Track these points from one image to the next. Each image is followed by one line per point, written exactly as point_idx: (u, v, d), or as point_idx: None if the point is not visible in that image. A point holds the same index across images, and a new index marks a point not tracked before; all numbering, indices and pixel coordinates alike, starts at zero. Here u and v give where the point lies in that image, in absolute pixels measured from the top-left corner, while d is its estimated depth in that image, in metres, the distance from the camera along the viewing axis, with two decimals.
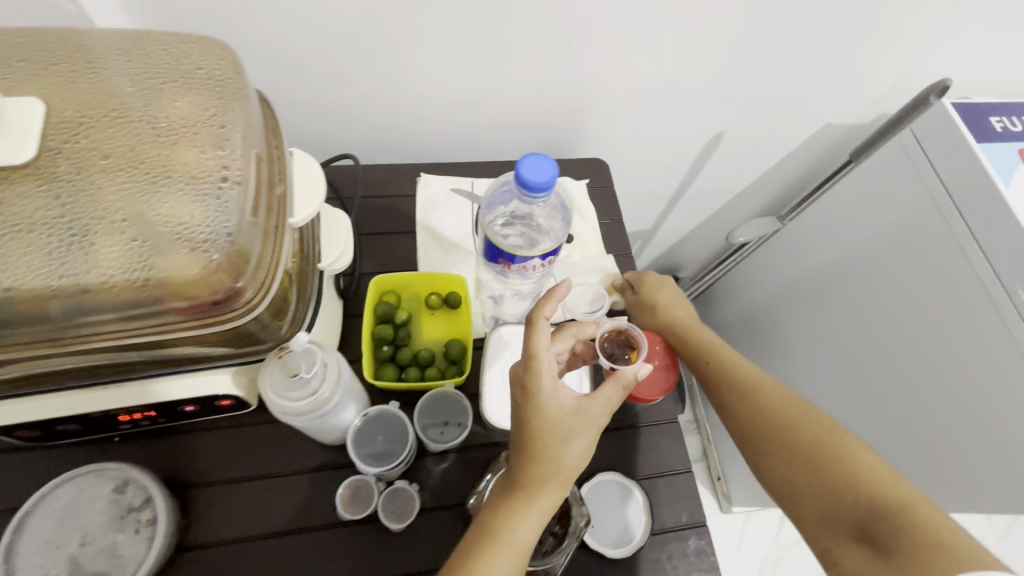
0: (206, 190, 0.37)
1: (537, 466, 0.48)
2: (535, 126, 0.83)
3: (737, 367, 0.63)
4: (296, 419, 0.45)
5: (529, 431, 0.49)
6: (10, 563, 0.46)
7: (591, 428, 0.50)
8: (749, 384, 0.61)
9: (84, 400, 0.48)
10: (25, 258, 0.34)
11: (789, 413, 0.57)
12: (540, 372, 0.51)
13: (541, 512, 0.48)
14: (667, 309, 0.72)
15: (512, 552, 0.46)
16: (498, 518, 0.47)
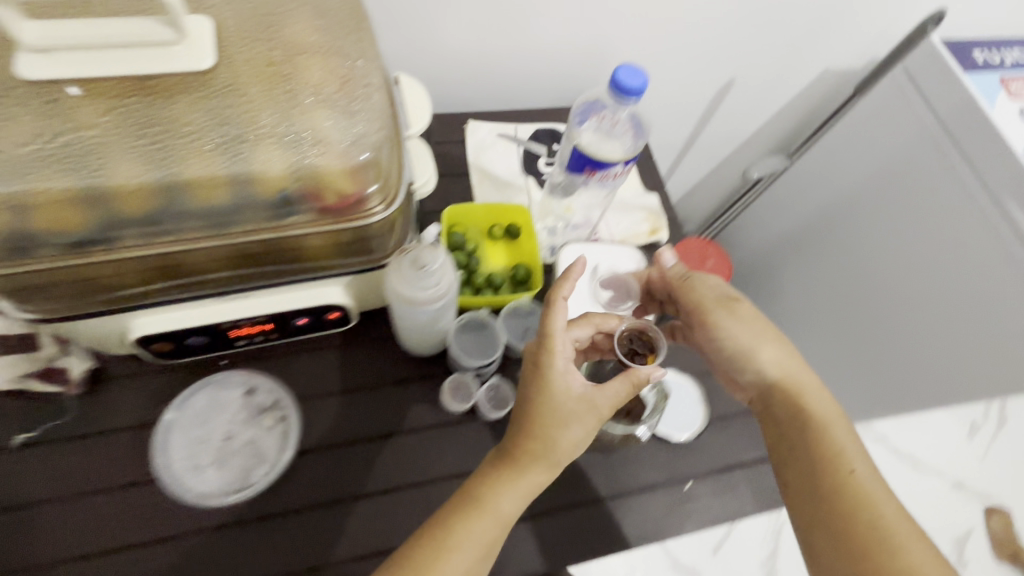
0: (349, 98, 0.42)
1: (532, 444, 0.49)
2: (564, 75, 0.89)
3: (829, 426, 0.52)
4: (415, 307, 0.51)
5: (530, 404, 0.50)
6: (168, 456, 0.56)
7: (590, 418, 0.50)
8: (841, 461, 0.50)
9: (214, 312, 0.53)
10: (202, 157, 0.39)
11: (884, 520, 0.47)
12: (555, 354, 0.51)
13: (527, 490, 0.49)
14: (753, 326, 0.57)
15: (489, 522, 0.48)
16: (485, 489, 0.49)
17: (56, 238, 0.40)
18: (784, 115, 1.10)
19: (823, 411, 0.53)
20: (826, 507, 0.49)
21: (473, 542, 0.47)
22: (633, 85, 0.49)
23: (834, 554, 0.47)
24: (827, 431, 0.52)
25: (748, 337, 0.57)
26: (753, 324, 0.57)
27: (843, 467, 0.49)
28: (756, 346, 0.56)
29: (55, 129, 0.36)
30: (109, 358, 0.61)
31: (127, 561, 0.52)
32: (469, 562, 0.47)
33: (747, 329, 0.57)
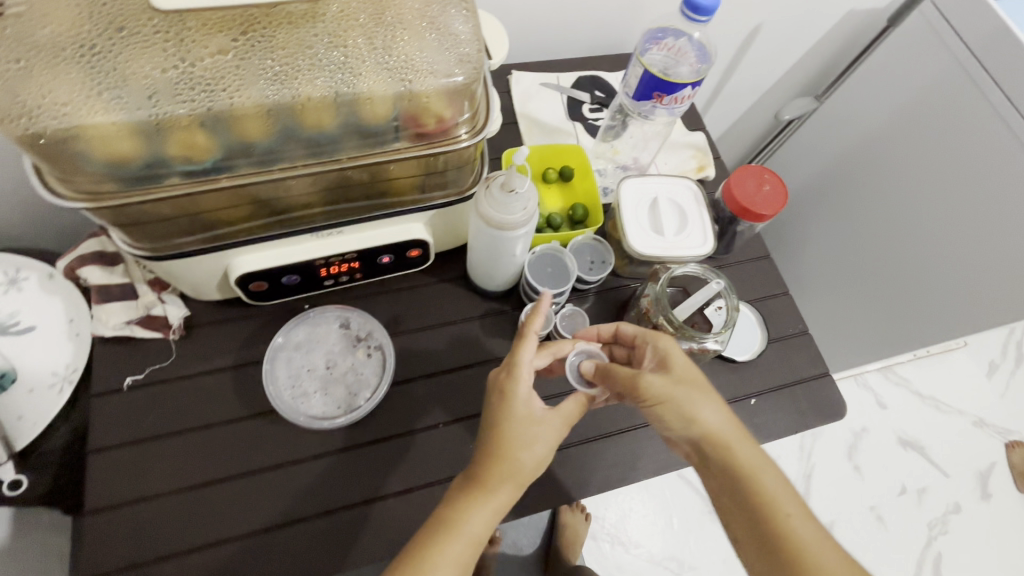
0: (438, 27, 0.44)
1: (497, 464, 0.48)
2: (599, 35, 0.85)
3: (757, 474, 0.45)
4: (495, 223, 0.54)
5: (497, 426, 0.49)
6: (275, 384, 0.59)
7: (552, 433, 0.50)
8: (775, 509, 0.43)
9: (307, 249, 0.56)
10: (320, 80, 0.41)
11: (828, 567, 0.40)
12: (519, 381, 0.51)
13: (498, 507, 0.47)
14: (686, 380, 0.50)
15: (463, 543, 0.45)
16: (458, 507, 0.46)
17: (182, 166, 0.42)
18: (811, 57, 1.10)
19: (758, 467, 0.45)
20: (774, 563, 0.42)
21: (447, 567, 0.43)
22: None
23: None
24: (756, 480, 0.45)
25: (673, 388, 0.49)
26: (685, 378, 0.50)
27: (779, 514, 0.43)
28: (683, 398, 0.49)
29: (188, 54, 0.39)
30: (199, 306, 0.63)
31: (245, 485, 0.56)
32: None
33: (675, 385, 0.50)
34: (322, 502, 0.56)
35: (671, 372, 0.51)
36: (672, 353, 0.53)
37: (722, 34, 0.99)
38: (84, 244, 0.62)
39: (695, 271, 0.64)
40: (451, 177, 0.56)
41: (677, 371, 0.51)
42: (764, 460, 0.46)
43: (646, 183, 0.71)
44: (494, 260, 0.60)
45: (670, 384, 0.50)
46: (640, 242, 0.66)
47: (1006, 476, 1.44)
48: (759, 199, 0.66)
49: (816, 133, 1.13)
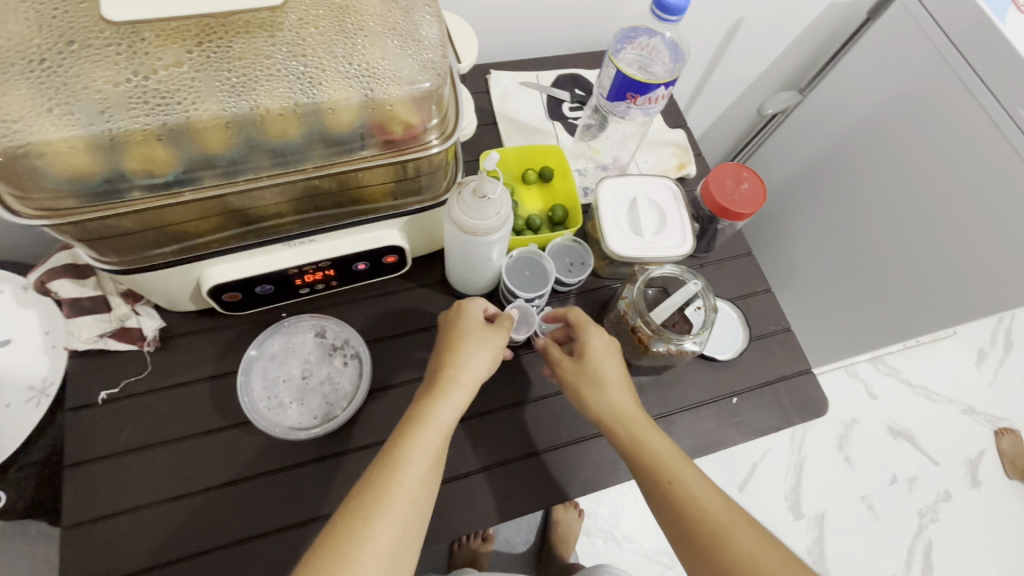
0: (400, 34, 0.43)
1: (452, 354, 0.53)
2: (579, 32, 0.84)
3: (646, 441, 0.52)
4: (464, 228, 0.53)
5: (449, 334, 0.55)
6: (250, 396, 0.59)
7: (498, 340, 0.55)
8: (662, 470, 0.50)
9: (280, 258, 0.55)
10: (279, 91, 0.40)
11: (707, 513, 0.48)
12: (470, 299, 0.58)
13: (462, 399, 0.50)
14: (592, 372, 0.56)
15: (434, 432, 0.47)
16: (424, 405, 0.49)
17: (143, 181, 0.42)
18: (794, 50, 1.09)
19: (647, 436, 0.52)
20: (665, 511, 0.50)
21: (424, 454, 0.46)
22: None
23: (689, 559, 0.48)
24: (647, 446, 0.52)
25: (578, 383, 0.56)
26: (595, 369, 0.56)
27: (665, 475, 0.50)
28: (588, 391, 0.56)
29: (142, 67, 0.38)
30: (174, 317, 0.62)
31: (224, 496, 0.55)
32: (421, 473, 0.45)
33: (581, 377, 0.56)
34: (302, 511, 0.56)
35: (584, 363, 0.57)
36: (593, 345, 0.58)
37: (703, 29, 0.98)
38: (53, 257, 0.61)
39: (673, 271, 0.63)
40: (424, 182, 0.55)
41: (586, 361, 0.57)
42: (650, 426, 0.53)
43: (624, 183, 0.70)
44: (471, 265, 0.60)
45: (577, 375, 0.57)
46: (619, 245, 0.66)
47: (995, 463, 1.46)
48: (736, 198, 0.66)
49: (800, 126, 1.13)
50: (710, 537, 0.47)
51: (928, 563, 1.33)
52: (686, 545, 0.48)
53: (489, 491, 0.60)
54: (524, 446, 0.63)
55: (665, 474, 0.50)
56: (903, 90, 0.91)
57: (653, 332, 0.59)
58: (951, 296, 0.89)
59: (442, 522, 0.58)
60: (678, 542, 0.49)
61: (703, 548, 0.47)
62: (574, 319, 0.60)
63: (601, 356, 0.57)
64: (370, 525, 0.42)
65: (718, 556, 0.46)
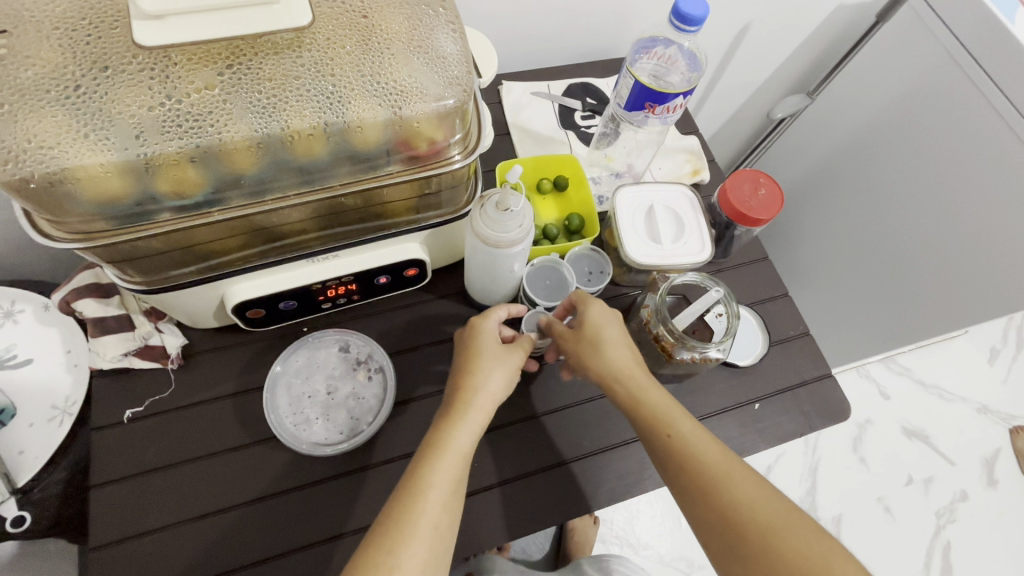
0: (425, 49, 0.43)
1: (469, 379, 0.52)
2: (591, 41, 0.85)
3: (645, 397, 0.53)
4: (484, 236, 0.53)
5: (464, 356, 0.55)
6: (276, 413, 0.58)
7: (513, 359, 0.55)
8: (659, 423, 0.51)
9: (303, 274, 0.55)
10: (308, 111, 0.41)
11: (707, 461, 0.48)
12: (484, 317, 0.57)
13: (477, 421, 0.50)
14: (588, 335, 0.56)
15: (453, 458, 0.47)
16: (441, 430, 0.49)
17: (173, 202, 0.42)
18: (802, 53, 1.10)
19: (647, 390, 0.53)
20: (664, 463, 0.50)
21: (443, 480, 0.46)
22: (699, 14, 0.52)
23: (689, 506, 0.48)
24: (644, 400, 0.53)
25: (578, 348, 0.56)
26: (595, 332, 0.56)
27: (661, 426, 0.51)
28: (589, 352, 0.56)
29: (174, 90, 0.38)
30: (196, 334, 0.63)
31: (249, 515, 0.55)
32: (442, 500, 0.45)
33: (580, 341, 0.56)
34: (328, 528, 0.56)
35: (581, 330, 0.57)
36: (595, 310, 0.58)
37: (710, 35, 0.99)
38: (77, 277, 0.61)
39: (693, 279, 0.63)
40: (445, 197, 0.55)
41: (584, 326, 0.56)
42: (651, 384, 0.54)
43: (640, 191, 0.70)
44: (491, 276, 0.60)
45: (576, 341, 0.57)
46: (637, 253, 0.66)
47: (1011, 462, 1.44)
48: (753, 203, 0.66)
49: (809, 128, 1.13)
50: (709, 483, 0.47)
51: (946, 564, 1.32)
52: (685, 491, 0.49)
53: (513, 504, 0.60)
54: (547, 457, 0.62)
55: (663, 425, 0.51)
56: (914, 90, 0.91)
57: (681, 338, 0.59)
58: (966, 298, 0.89)
59: (466, 537, 0.58)
60: (676, 491, 0.49)
61: (700, 491, 0.47)
62: (572, 298, 0.59)
63: (599, 322, 0.56)
64: (395, 555, 0.42)
65: (716, 501, 0.46)
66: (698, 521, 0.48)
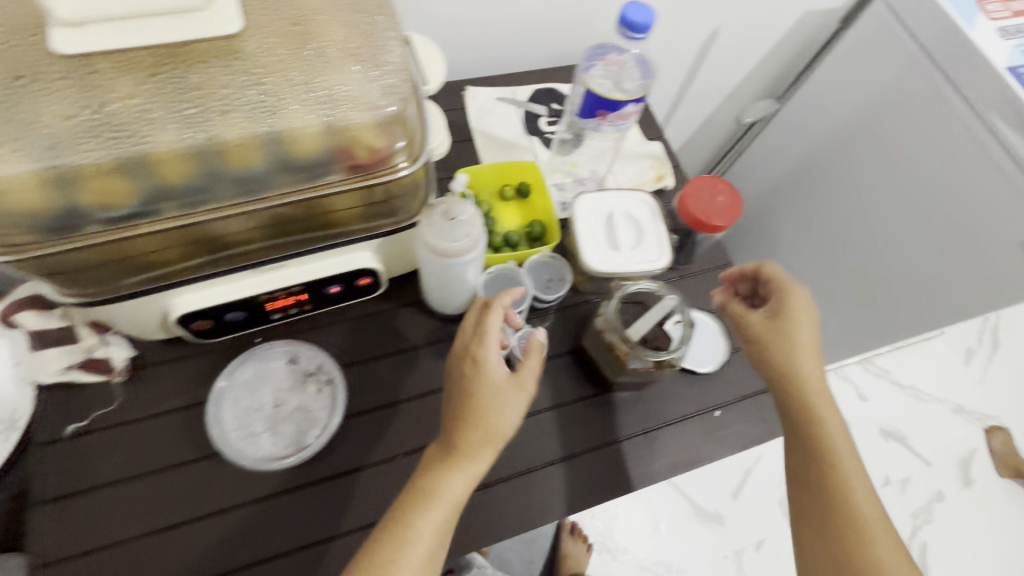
0: (362, 56, 0.43)
1: (471, 429, 0.50)
2: (557, 47, 0.85)
3: (825, 423, 0.54)
4: (432, 247, 0.53)
5: (466, 391, 0.51)
6: (220, 426, 0.58)
7: (519, 401, 0.52)
8: (831, 451, 0.53)
9: (249, 284, 0.54)
10: (237, 120, 0.40)
11: (856, 500, 0.52)
12: (491, 339, 0.52)
13: (474, 469, 0.50)
14: (786, 332, 0.57)
15: (442, 510, 0.48)
16: (434, 475, 0.49)
17: (101, 214, 0.41)
18: (772, 57, 1.11)
19: (812, 385, 0.55)
20: (815, 483, 0.53)
21: (429, 531, 0.48)
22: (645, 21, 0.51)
23: (810, 519, 0.53)
24: (822, 425, 0.54)
25: (775, 338, 0.57)
26: (791, 330, 0.57)
27: (833, 454, 0.53)
28: (800, 352, 0.56)
29: (92, 100, 0.37)
30: (144, 346, 0.61)
31: (195, 532, 0.54)
32: (426, 551, 0.47)
33: (777, 332, 0.57)
34: (277, 545, 0.54)
35: (781, 319, 0.58)
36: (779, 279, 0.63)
37: (679, 40, 0.99)
38: (15, 290, 0.58)
39: (649, 287, 0.63)
40: (396, 205, 0.55)
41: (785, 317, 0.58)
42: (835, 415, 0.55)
43: (599, 199, 0.70)
44: (445, 287, 0.59)
45: (774, 331, 0.57)
46: (596, 261, 0.66)
47: (987, 462, 1.46)
48: (711, 210, 0.65)
49: (781, 132, 1.14)
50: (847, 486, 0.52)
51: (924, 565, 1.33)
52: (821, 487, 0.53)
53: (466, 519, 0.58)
54: (500, 469, 0.60)
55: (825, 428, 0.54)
56: (880, 96, 0.92)
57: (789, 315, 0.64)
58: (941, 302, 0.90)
59: None
60: (816, 507, 0.52)
61: (829, 491, 0.52)
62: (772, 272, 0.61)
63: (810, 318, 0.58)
64: None
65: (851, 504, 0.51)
66: (820, 519, 0.52)
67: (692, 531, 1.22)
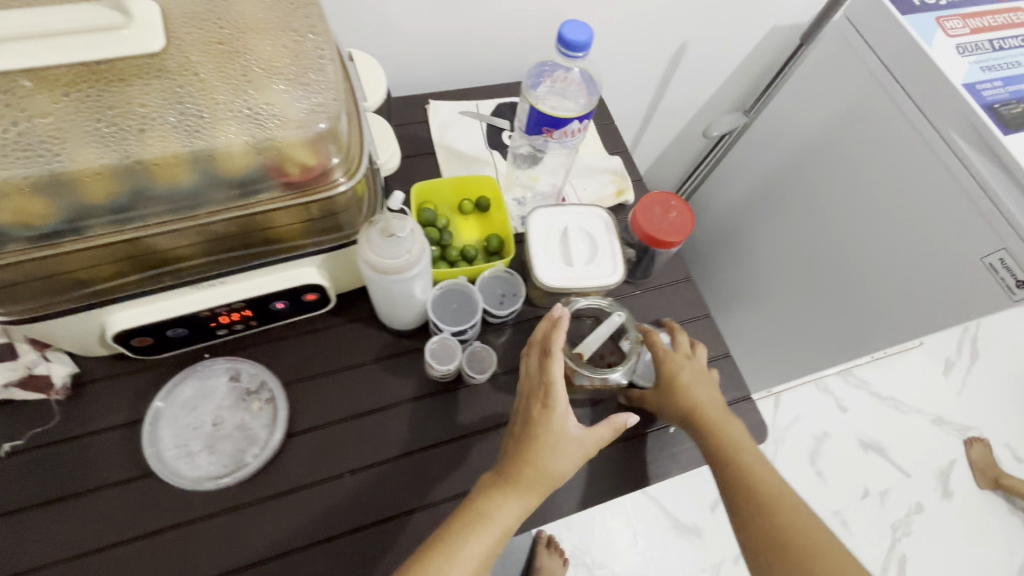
0: (292, 73, 0.43)
1: (530, 466, 0.52)
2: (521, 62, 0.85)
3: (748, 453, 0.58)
4: (374, 264, 0.52)
5: (533, 430, 0.53)
6: (156, 445, 0.57)
7: (581, 449, 0.53)
8: (751, 468, 0.57)
9: (189, 301, 0.53)
10: (162, 137, 0.40)
11: (783, 498, 0.56)
12: (558, 389, 0.54)
13: (528, 502, 0.52)
14: (703, 393, 0.61)
15: (492, 533, 0.50)
16: (487, 501, 0.51)
17: (22, 232, 0.40)
18: (741, 72, 1.12)
19: (729, 426, 0.60)
20: (747, 497, 0.57)
21: (477, 552, 0.49)
22: (584, 36, 0.53)
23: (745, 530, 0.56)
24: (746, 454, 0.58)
25: (693, 395, 0.61)
26: (704, 392, 0.61)
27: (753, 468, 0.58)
28: (714, 410, 0.61)
29: (7, 118, 0.37)
30: (89, 362, 0.60)
31: (129, 554, 0.52)
32: (470, 571, 0.48)
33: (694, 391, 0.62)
34: (215, 566, 0.53)
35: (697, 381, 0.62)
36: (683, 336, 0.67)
37: (647, 55, 1.00)
38: None
39: (600, 303, 0.64)
40: (341, 219, 0.54)
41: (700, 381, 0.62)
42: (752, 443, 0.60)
43: (555, 213, 0.70)
44: (392, 303, 0.59)
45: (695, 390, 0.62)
46: (548, 275, 0.65)
47: (965, 474, 1.45)
48: (663, 226, 0.65)
49: (752, 145, 1.15)
50: (769, 506, 0.56)
51: None
52: (745, 512, 0.57)
53: (409, 542, 0.56)
54: (442, 490, 0.59)
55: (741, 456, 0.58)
56: (844, 110, 0.93)
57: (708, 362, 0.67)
58: (908, 319, 0.89)
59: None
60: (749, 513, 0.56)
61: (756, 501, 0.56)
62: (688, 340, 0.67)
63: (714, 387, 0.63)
64: None
65: (775, 522, 0.55)
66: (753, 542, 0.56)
67: (670, 546, 1.21)
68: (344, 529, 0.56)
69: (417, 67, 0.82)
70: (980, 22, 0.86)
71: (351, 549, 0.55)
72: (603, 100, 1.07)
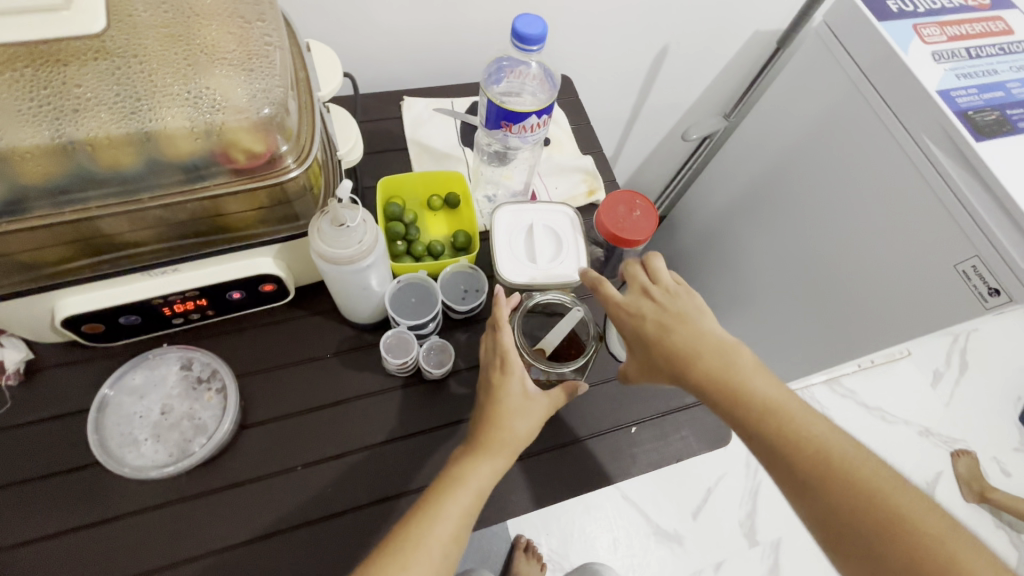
0: (239, 60, 0.43)
1: (496, 429, 0.53)
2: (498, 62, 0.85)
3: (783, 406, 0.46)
4: (324, 254, 0.51)
5: (493, 396, 0.54)
6: (101, 433, 0.56)
7: (543, 408, 0.55)
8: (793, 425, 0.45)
9: (139, 289, 0.53)
10: (104, 119, 0.40)
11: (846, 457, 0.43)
12: (513, 354, 0.56)
13: (501, 463, 0.52)
14: (680, 337, 0.51)
15: (468, 495, 0.49)
16: (459, 466, 0.51)
17: None
18: (725, 77, 1.12)
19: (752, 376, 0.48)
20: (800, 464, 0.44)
21: (456, 512, 0.48)
22: (536, 29, 0.54)
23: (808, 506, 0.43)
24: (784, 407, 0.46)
25: (671, 344, 0.51)
26: (683, 335, 0.51)
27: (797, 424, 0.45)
28: (709, 355, 0.49)
29: None
30: (45, 348, 0.60)
31: (71, 544, 0.52)
32: (452, 532, 0.47)
33: (667, 337, 0.52)
34: (159, 557, 0.52)
35: (670, 325, 0.52)
36: (639, 275, 0.57)
37: (629, 57, 1.00)
38: None
39: (557, 297, 0.64)
40: (297, 209, 0.54)
41: (673, 323, 0.52)
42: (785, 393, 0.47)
43: (521, 209, 0.70)
44: (348, 295, 0.58)
45: (669, 336, 0.52)
46: (510, 271, 0.65)
47: (952, 486, 1.43)
48: (625, 224, 0.65)
49: (736, 149, 1.15)
50: (828, 466, 0.43)
51: None
52: (803, 491, 0.43)
53: (358, 536, 0.55)
54: (395, 485, 0.58)
55: (773, 419, 0.46)
56: (823, 116, 0.93)
57: (680, 284, 0.56)
58: (883, 331, 0.86)
59: (303, 571, 0.53)
60: (808, 485, 0.43)
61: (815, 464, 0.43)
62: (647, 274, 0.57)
63: (699, 321, 0.52)
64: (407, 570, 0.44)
65: (843, 495, 0.42)
66: (826, 520, 0.42)
67: (649, 551, 1.19)
68: (294, 523, 0.55)
69: (394, 64, 0.83)
70: (959, 30, 0.86)
71: (299, 543, 0.55)
72: (585, 101, 1.07)
